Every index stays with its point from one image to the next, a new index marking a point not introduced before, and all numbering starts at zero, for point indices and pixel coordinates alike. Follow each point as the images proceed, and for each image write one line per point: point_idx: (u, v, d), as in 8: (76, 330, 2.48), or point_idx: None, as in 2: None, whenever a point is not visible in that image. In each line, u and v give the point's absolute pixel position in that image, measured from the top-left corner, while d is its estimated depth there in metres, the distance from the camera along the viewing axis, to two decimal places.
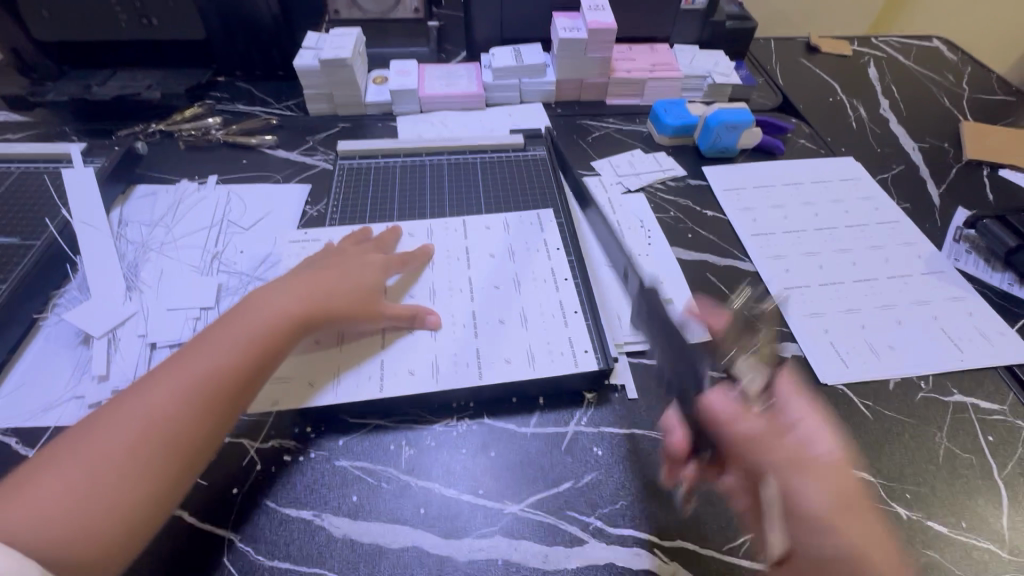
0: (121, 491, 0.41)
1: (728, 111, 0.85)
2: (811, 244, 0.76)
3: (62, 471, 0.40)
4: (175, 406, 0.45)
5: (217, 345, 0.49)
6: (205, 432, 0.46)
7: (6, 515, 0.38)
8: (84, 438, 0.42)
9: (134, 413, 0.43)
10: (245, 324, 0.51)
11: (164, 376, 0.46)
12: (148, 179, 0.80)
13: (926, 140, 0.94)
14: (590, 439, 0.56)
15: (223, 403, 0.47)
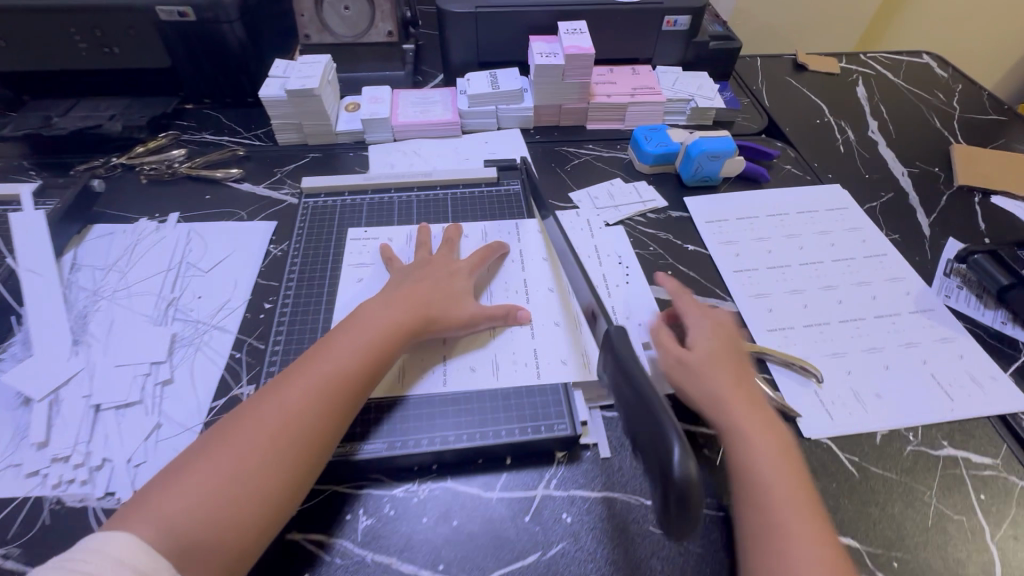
0: (242, 498, 0.43)
1: (710, 140, 0.82)
2: (795, 280, 0.73)
3: (210, 461, 0.44)
4: (289, 419, 0.48)
5: (338, 355, 0.53)
6: (330, 434, 0.49)
7: (168, 497, 0.42)
8: (228, 433, 0.46)
9: (272, 413, 0.48)
10: (342, 344, 0.54)
11: (279, 391, 0.50)
12: (106, 218, 0.77)
13: (915, 165, 0.92)
14: (560, 504, 0.52)
15: (343, 408, 0.50)
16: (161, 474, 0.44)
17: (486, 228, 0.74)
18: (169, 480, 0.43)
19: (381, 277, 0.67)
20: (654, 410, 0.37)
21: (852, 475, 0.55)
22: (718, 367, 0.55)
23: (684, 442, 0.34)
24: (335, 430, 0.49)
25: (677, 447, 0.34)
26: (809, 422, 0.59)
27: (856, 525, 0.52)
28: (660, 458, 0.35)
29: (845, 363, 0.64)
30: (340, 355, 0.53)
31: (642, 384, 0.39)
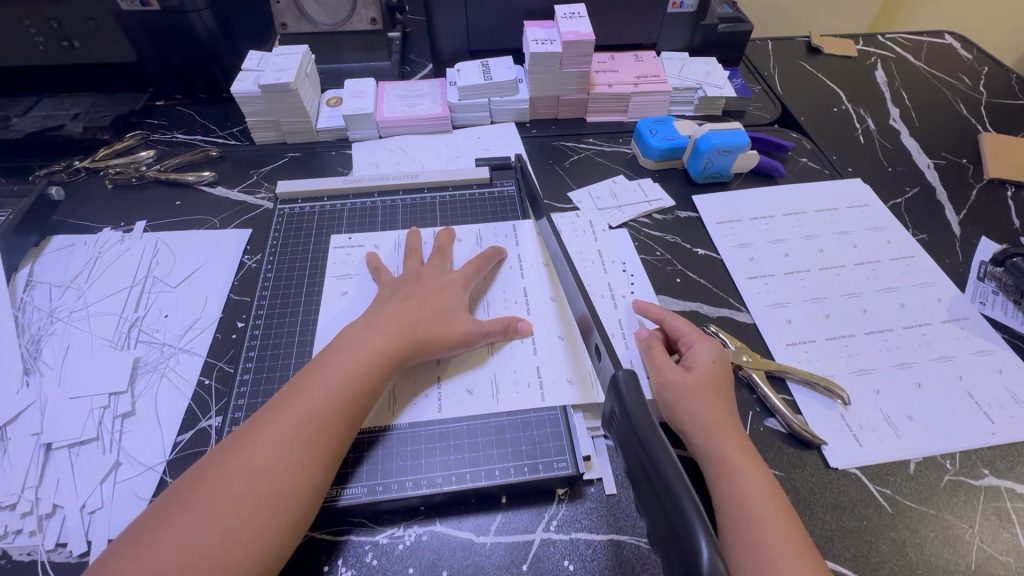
0: (226, 552, 0.39)
1: (721, 133, 0.75)
2: (816, 287, 0.67)
3: (174, 527, 0.40)
4: (275, 458, 0.43)
5: (315, 390, 0.47)
6: (310, 481, 0.44)
7: (128, 572, 0.37)
8: (195, 491, 0.42)
9: (241, 466, 0.43)
10: (330, 367, 0.49)
11: (262, 426, 0.45)
12: (66, 228, 0.71)
13: (941, 156, 0.85)
14: (561, 550, 0.47)
15: (324, 451, 0.45)
16: (136, 528, 0.40)
17: (479, 232, 0.68)
18: (146, 534, 0.40)
19: (362, 291, 0.61)
20: (674, 489, 0.31)
21: (885, 510, 0.50)
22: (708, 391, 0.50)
23: (712, 536, 0.29)
24: (327, 464, 0.45)
25: (704, 542, 0.29)
26: (836, 450, 0.53)
27: (891, 569, 0.47)
28: (681, 550, 0.30)
29: (874, 381, 0.58)
30: (326, 382, 0.48)
31: (659, 453, 0.33)
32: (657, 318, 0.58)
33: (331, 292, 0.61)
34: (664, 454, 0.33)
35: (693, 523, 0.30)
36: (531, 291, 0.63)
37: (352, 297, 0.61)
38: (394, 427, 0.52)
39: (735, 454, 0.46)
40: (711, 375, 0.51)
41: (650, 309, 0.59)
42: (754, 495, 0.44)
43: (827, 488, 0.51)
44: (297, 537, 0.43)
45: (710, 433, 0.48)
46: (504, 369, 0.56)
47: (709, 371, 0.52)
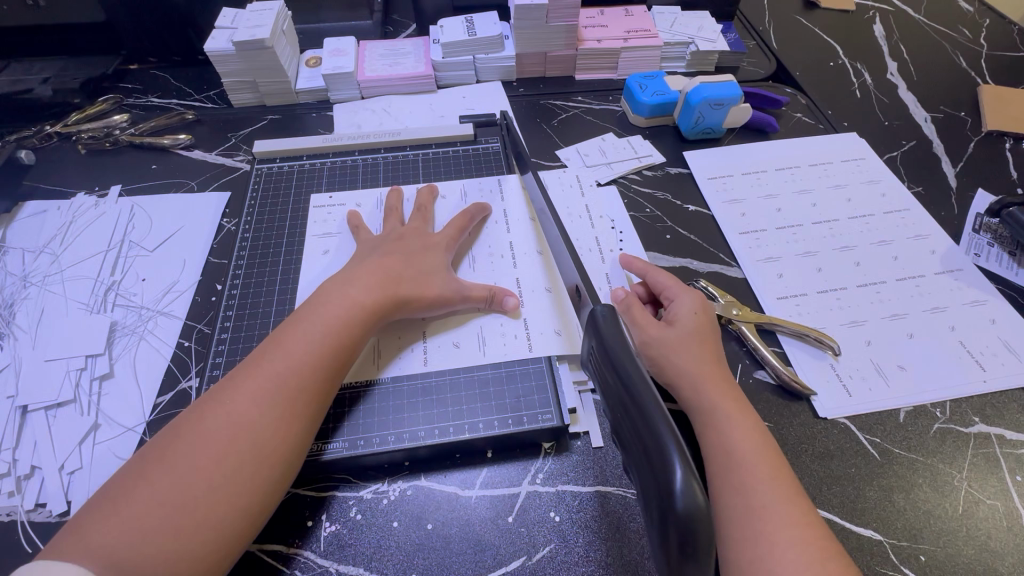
0: (210, 506, 0.38)
1: (713, 86, 0.73)
2: (809, 241, 0.65)
3: (153, 483, 0.38)
4: (256, 412, 0.42)
5: (294, 344, 0.46)
6: (294, 435, 0.43)
7: (104, 528, 0.36)
8: (173, 447, 0.40)
9: (221, 421, 0.42)
10: (310, 323, 0.48)
11: (241, 382, 0.44)
12: (38, 194, 0.69)
13: (939, 109, 0.83)
14: (547, 502, 0.46)
15: (308, 404, 0.44)
16: (111, 485, 0.39)
17: (464, 189, 0.66)
18: (123, 491, 0.38)
19: (344, 251, 0.60)
20: (651, 420, 0.31)
21: (873, 458, 0.50)
22: (695, 344, 0.49)
23: (687, 461, 0.29)
24: (310, 419, 0.44)
25: (678, 467, 0.29)
26: (824, 400, 0.52)
27: (879, 515, 0.46)
28: (657, 478, 0.30)
29: (865, 332, 0.57)
30: (306, 337, 0.47)
31: (638, 387, 0.33)
32: (641, 272, 0.57)
33: (312, 252, 0.60)
34: (642, 386, 0.33)
35: (670, 449, 0.29)
36: (518, 245, 0.61)
37: (333, 257, 0.60)
38: (377, 383, 0.51)
39: (722, 404, 0.46)
40: (695, 329, 0.50)
41: (634, 263, 0.58)
42: (741, 445, 0.43)
43: (815, 438, 0.50)
44: (282, 490, 0.42)
45: (697, 386, 0.47)
46: (491, 324, 0.55)
47: (691, 324, 0.51)
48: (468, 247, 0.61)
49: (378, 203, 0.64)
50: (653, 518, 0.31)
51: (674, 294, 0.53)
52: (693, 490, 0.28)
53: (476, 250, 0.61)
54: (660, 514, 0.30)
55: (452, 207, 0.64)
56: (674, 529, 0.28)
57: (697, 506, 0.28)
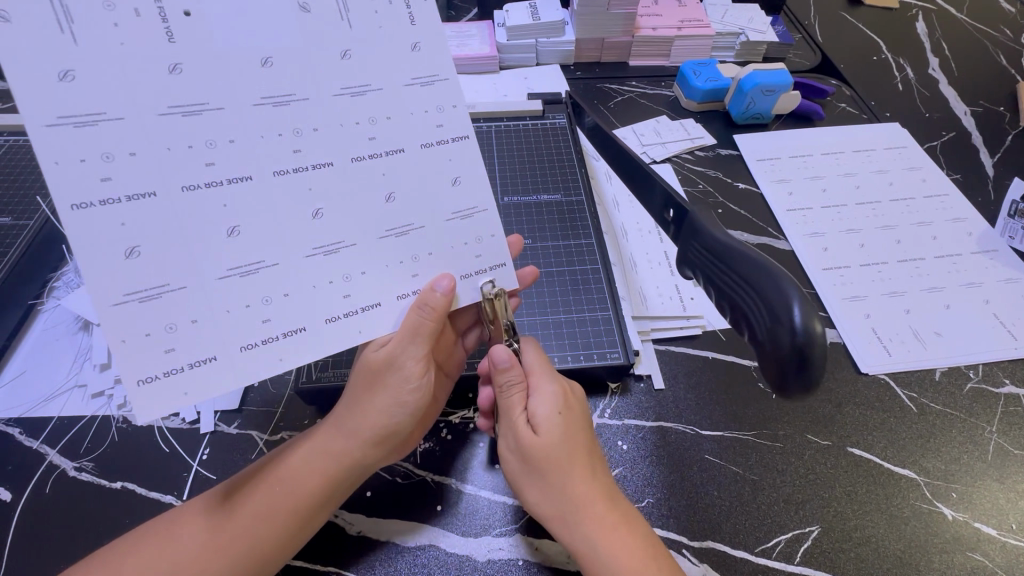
0: (236, 548, 0.40)
1: (766, 73, 0.77)
2: (853, 219, 0.70)
3: (207, 518, 0.42)
4: (310, 477, 0.43)
5: (314, 458, 0.44)
6: (314, 506, 0.43)
7: (182, 532, 0.41)
8: (251, 486, 0.43)
9: (289, 479, 0.43)
10: (393, 365, 0.43)
11: (305, 455, 0.44)
12: None
13: (979, 104, 0.87)
14: (615, 433, 0.52)
15: (338, 482, 0.44)
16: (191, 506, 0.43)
17: (416, 34, 0.37)
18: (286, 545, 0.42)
19: (189, 107, 0.33)
20: (777, 279, 0.29)
21: (910, 410, 0.55)
22: (568, 445, 0.42)
23: (810, 303, 0.27)
24: (325, 492, 0.43)
25: (799, 307, 0.27)
26: (864, 356, 0.58)
27: (913, 457, 0.52)
28: (771, 320, 0.29)
29: (904, 301, 0.62)
30: (393, 383, 0.44)
31: (752, 255, 0.31)
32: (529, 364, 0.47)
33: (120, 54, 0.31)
34: (753, 254, 0.31)
35: (791, 294, 0.28)
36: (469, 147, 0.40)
37: (155, 116, 0.32)
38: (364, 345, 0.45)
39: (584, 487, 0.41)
40: (551, 431, 0.42)
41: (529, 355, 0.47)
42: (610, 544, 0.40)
43: (858, 390, 0.56)
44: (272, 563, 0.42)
45: (561, 466, 0.42)
46: (438, 250, 0.41)
47: (546, 421, 0.43)
48: (404, 146, 0.38)
49: (260, 56, 0.34)
50: (762, 356, 0.29)
51: (538, 382, 0.45)
52: (813, 327, 0.27)
53: (411, 153, 0.39)
54: (770, 350, 0.29)
55: (399, 81, 0.37)
56: (795, 360, 0.27)
57: (821, 339, 0.27)
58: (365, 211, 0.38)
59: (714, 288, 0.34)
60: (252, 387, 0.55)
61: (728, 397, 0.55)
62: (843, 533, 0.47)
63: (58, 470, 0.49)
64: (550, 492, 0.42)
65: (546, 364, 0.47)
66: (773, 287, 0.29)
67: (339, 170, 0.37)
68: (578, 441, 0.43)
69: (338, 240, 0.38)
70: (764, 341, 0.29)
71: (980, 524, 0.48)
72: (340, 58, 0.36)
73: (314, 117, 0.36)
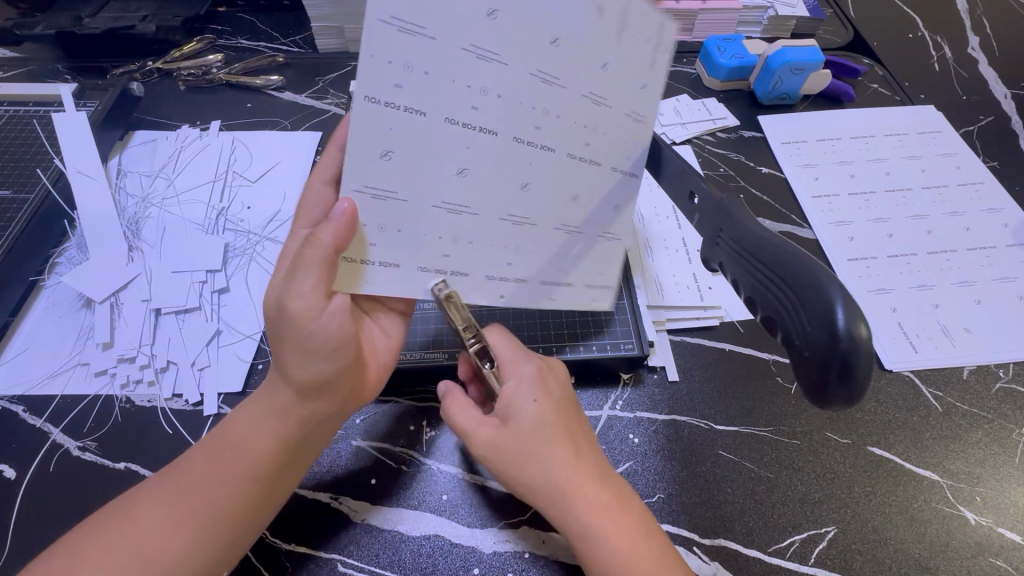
0: (197, 518, 0.40)
1: (796, 50, 0.73)
2: (881, 208, 0.67)
3: (163, 493, 0.41)
4: (262, 441, 0.43)
5: (258, 424, 0.43)
6: (273, 470, 0.43)
7: (141, 509, 0.40)
8: (203, 459, 0.42)
9: (240, 445, 0.43)
10: (286, 307, 0.40)
11: (247, 423, 0.43)
12: (146, 126, 0.73)
13: (1020, 86, 0.82)
14: (625, 426, 0.51)
15: (295, 445, 0.44)
16: (147, 484, 0.42)
17: (615, 52, 0.36)
18: (249, 515, 0.41)
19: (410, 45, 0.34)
20: (816, 275, 0.26)
21: (936, 409, 0.53)
22: (556, 430, 0.42)
23: (854, 304, 0.25)
24: (278, 455, 0.43)
25: (842, 309, 0.25)
26: (889, 352, 0.55)
27: (937, 458, 0.50)
28: (811, 319, 0.26)
29: (933, 295, 0.59)
30: (309, 334, 0.41)
31: (788, 249, 0.28)
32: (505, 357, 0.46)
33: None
34: (788, 246, 0.28)
35: (833, 294, 0.25)
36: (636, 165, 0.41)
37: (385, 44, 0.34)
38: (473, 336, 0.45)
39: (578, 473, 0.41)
40: (538, 417, 0.42)
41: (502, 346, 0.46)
42: (611, 529, 0.40)
43: (881, 386, 0.54)
44: (238, 534, 0.41)
45: (554, 451, 0.41)
46: (535, 249, 0.44)
47: (535, 410, 0.42)
48: (557, 147, 0.39)
49: None
50: (796, 360, 0.27)
51: (515, 366, 0.45)
52: (859, 331, 0.25)
53: (433, 121, 0.36)
54: (803, 353, 0.27)
55: None
56: (833, 367, 0.25)
57: (865, 345, 0.25)
58: (498, 179, 0.40)
59: (745, 279, 0.31)
60: (256, 370, 0.54)
61: (745, 392, 0.53)
62: (861, 535, 0.46)
63: (62, 448, 0.49)
64: (545, 480, 0.41)
65: (517, 351, 0.47)
66: (813, 284, 0.26)
67: (500, 141, 0.38)
68: (566, 422, 0.43)
69: (394, 192, 0.38)
70: (797, 342, 0.27)
71: (1005, 530, 0.46)
72: (546, 44, 0.35)
73: (408, 56, 0.34)
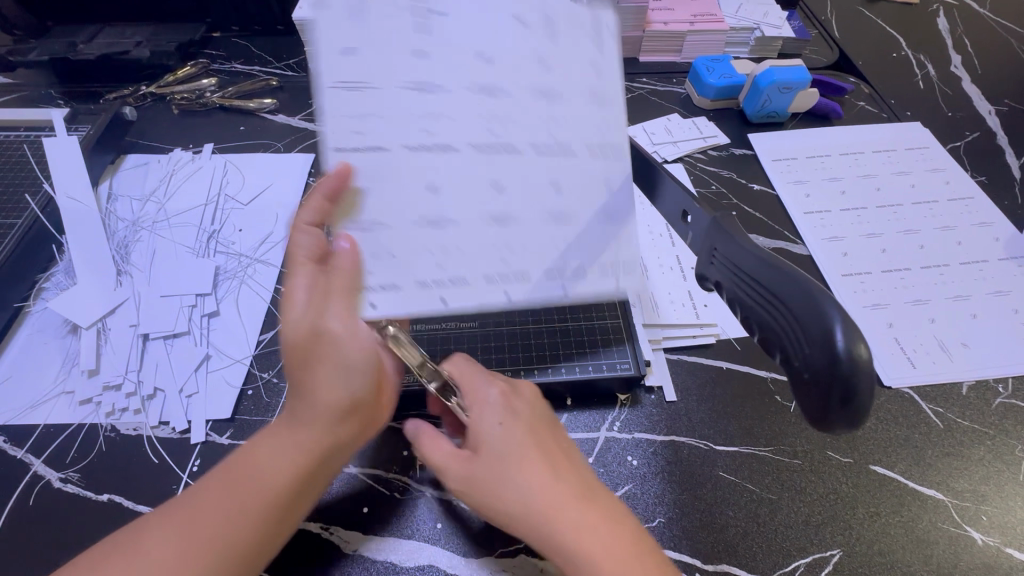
0: (208, 555, 0.37)
1: (783, 70, 0.74)
2: (873, 223, 0.67)
3: (171, 528, 0.38)
4: (283, 473, 0.41)
5: (280, 454, 0.41)
6: (290, 501, 0.41)
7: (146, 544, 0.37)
8: (217, 489, 0.40)
9: (259, 474, 0.41)
10: (320, 334, 0.40)
11: (268, 453, 0.42)
12: (139, 149, 0.73)
13: (1003, 102, 0.84)
14: (624, 447, 0.50)
15: (315, 474, 0.43)
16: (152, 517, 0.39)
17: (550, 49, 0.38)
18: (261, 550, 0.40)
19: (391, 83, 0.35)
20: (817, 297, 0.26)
21: (937, 426, 0.52)
22: (532, 454, 0.40)
23: (853, 326, 0.25)
24: (299, 486, 0.41)
25: (841, 332, 0.25)
26: (887, 369, 0.55)
27: (942, 478, 0.49)
28: (811, 340, 0.26)
29: (928, 311, 0.59)
30: (345, 354, 0.41)
31: (785, 270, 0.28)
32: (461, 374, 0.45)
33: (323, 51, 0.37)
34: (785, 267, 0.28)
35: (833, 319, 0.25)
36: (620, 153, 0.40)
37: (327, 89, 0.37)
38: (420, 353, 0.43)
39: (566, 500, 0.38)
40: (503, 438, 0.41)
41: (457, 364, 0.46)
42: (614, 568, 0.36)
43: (881, 404, 0.53)
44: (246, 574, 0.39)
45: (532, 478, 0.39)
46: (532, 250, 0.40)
47: (498, 434, 0.41)
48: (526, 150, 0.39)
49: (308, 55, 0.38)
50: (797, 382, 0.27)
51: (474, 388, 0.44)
52: (858, 351, 0.25)
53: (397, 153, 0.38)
54: (805, 375, 0.26)
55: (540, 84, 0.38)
56: (834, 390, 0.25)
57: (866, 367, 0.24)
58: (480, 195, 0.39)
59: (737, 298, 0.30)
60: (245, 396, 0.53)
61: (743, 410, 0.52)
62: (867, 558, 0.45)
63: (43, 481, 0.47)
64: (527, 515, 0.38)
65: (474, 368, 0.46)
66: (816, 308, 0.26)
67: (466, 156, 0.39)
68: (544, 443, 0.41)
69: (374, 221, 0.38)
70: (796, 363, 0.27)
71: (1013, 551, 0.45)
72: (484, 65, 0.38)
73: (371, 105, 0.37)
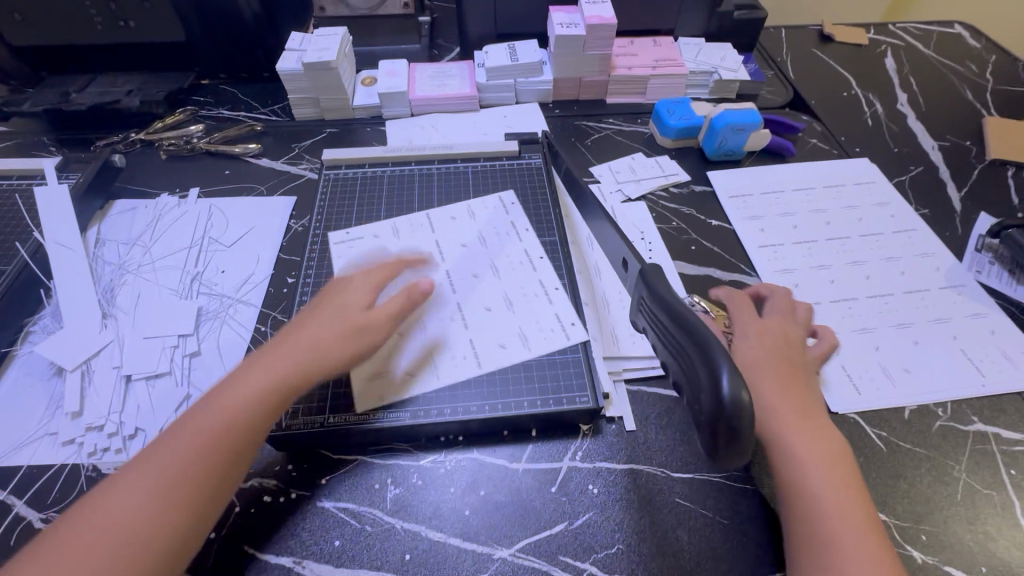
0: (191, 477, 0.40)
1: (735, 113, 0.80)
2: (823, 255, 0.71)
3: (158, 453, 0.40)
4: (263, 399, 0.44)
5: (261, 380, 0.45)
6: (271, 427, 0.44)
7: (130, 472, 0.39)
8: (200, 415, 0.42)
9: (237, 399, 0.43)
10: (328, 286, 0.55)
11: (251, 378, 0.45)
12: (126, 195, 0.76)
13: (946, 138, 0.89)
14: (586, 477, 0.52)
15: (295, 401, 0.46)
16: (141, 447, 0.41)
17: None
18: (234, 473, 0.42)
19: None
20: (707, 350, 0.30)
21: (881, 449, 0.55)
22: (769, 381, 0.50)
23: (734, 373, 0.29)
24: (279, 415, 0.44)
25: (725, 380, 0.29)
26: (835, 396, 0.58)
27: (885, 499, 0.52)
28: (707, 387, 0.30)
29: (874, 338, 0.63)
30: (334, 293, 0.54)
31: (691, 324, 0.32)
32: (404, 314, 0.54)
33: None
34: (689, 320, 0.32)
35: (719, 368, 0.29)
36: None
37: None
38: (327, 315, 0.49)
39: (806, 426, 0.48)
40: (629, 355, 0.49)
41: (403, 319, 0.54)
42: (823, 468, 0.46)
43: None
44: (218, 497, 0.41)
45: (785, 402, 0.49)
46: None
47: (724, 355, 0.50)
48: None
49: None
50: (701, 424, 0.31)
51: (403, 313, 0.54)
52: (739, 396, 0.28)
53: None
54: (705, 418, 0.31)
55: None
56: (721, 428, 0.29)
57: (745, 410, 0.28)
58: None
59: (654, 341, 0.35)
60: None
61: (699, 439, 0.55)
62: None
63: (24, 521, 0.49)
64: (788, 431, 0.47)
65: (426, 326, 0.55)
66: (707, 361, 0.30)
67: None
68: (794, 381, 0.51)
69: None
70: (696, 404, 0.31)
71: (951, 568, 0.48)
72: None
73: None
